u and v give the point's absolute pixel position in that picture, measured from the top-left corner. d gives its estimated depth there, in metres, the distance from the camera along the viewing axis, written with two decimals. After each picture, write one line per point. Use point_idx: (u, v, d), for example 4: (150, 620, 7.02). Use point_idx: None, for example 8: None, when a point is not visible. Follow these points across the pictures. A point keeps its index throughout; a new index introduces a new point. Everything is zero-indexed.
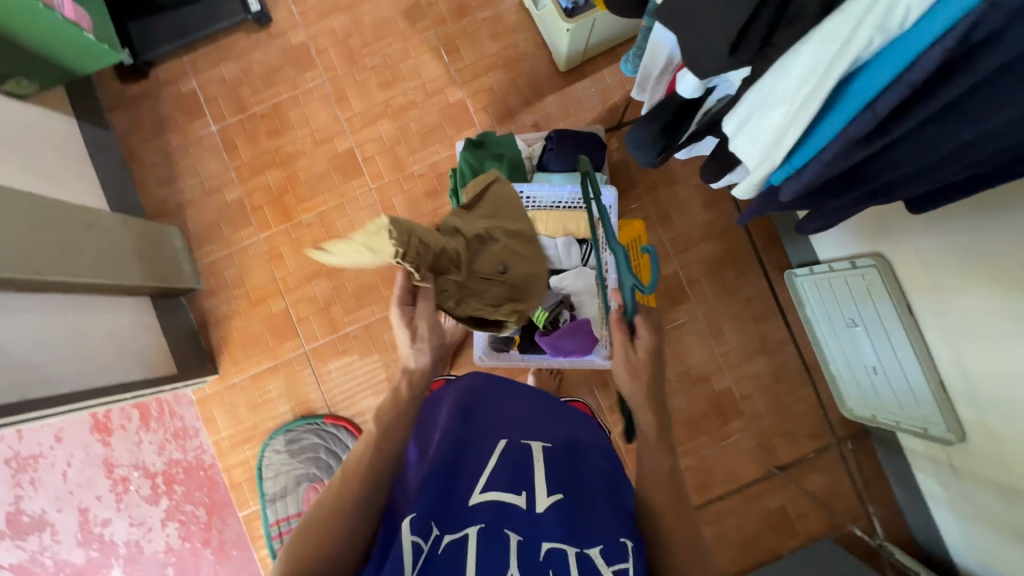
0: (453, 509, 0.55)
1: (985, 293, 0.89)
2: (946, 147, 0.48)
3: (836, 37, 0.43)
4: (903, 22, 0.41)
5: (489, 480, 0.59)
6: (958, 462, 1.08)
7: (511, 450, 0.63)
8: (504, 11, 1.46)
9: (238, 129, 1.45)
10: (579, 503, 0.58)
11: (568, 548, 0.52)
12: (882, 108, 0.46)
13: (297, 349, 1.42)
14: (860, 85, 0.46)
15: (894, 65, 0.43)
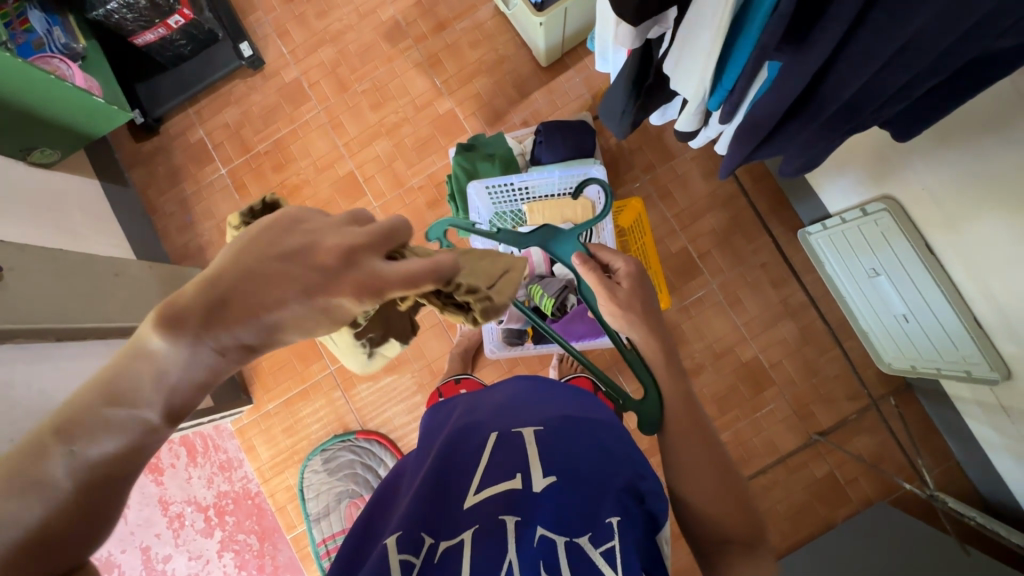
0: (449, 515, 0.55)
1: (1001, 215, 0.84)
2: (890, 52, 0.46)
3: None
4: None
5: (484, 477, 0.58)
6: (1008, 402, 1.02)
7: (503, 441, 0.63)
8: (481, 18, 1.49)
9: (245, 169, 1.53)
10: (576, 480, 0.57)
11: (557, 539, 0.52)
12: (785, 10, 0.44)
13: (324, 370, 1.47)
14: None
15: None
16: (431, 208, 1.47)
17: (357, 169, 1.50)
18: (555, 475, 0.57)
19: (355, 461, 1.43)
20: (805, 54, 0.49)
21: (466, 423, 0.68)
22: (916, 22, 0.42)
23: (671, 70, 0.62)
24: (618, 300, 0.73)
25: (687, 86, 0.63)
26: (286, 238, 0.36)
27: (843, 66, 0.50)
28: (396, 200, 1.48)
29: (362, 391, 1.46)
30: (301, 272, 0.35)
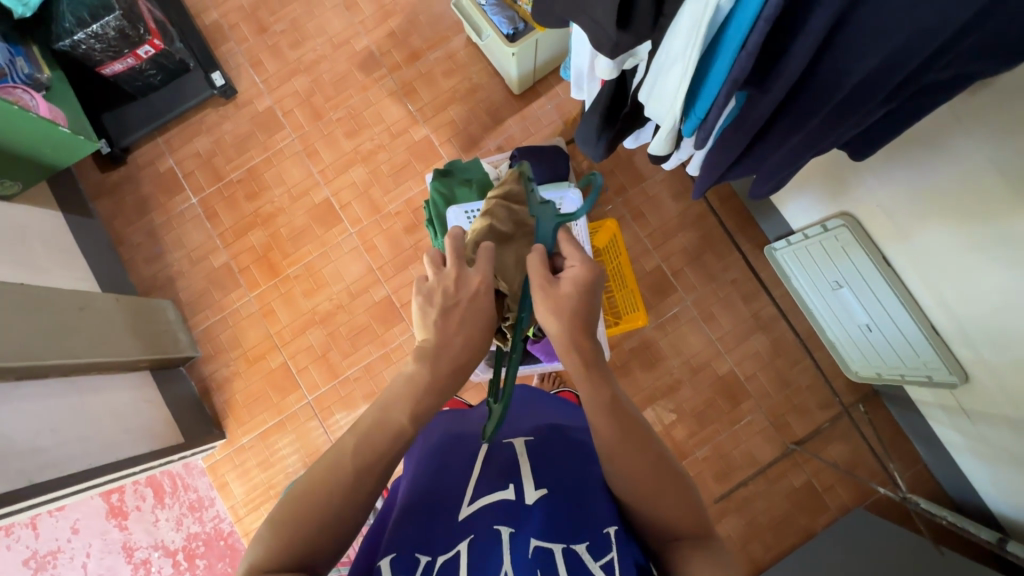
0: (442, 529, 0.54)
1: (949, 229, 0.91)
2: (847, 83, 0.50)
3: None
4: None
5: (477, 489, 0.58)
6: (968, 404, 1.07)
7: (495, 453, 0.63)
8: (454, 48, 1.54)
9: (217, 198, 1.51)
10: (568, 490, 0.57)
11: (554, 548, 0.50)
12: (752, 46, 0.48)
13: (301, 400, 1.43)
14: (734, 30, 0.50)
15: (751, 8, 0.47)
16: (408, 233, 1.47)
17: (333, 196, 1.50)
18: (548, 487, 0.57)
19: None
20: (772, 82, 0.52)
21: (454, 437, 0.68)
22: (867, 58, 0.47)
23: (647, 103, 0.66)
24: (545, 300, 0.58)
25: (662, 114, 0.66)
26: (454, 295, 0.59)
27: (806, 94, 0.54)
28: (373, 226, 1.48)
29: (341, 422, 1.42)
30: (464, 305, 0.58)
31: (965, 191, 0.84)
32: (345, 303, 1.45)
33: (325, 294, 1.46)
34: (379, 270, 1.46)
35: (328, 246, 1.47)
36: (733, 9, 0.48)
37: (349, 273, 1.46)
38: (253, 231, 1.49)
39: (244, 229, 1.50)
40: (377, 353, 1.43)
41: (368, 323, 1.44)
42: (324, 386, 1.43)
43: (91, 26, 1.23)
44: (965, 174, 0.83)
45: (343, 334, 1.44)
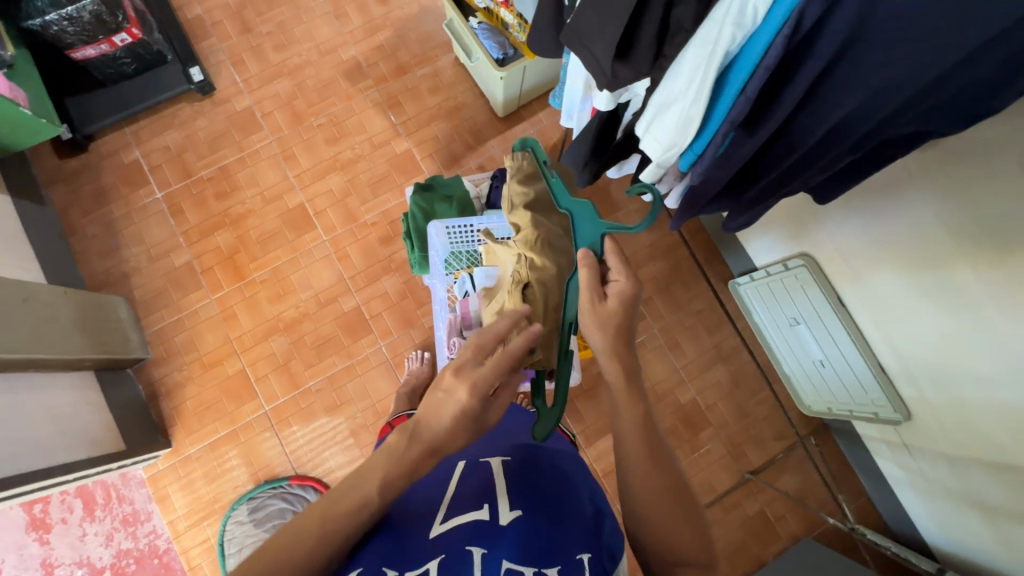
0: (411, 548, 0.52)
1: (898, 275, 0.99)
2: (822, 131, 0.54)
3: (706, 40, 0.50)
4: (754, 19, 0.48)
5: (450, 509, 0.57)
6: (910, 440, 1.14)
7: (472, 472, 0.63)
8: (441, 67, 1.56)
9: (184, 195, 1.46)
10: (541, 513, 0.56)
11: (525, 572, 0.49)
12: (751, 91, 0.52)
13: (257, 410, 1.37)
14: (734, 77, 0.54)
15: (753, 56, 0.50)
16: (383, 244, 1.46)
17: (308, 202, 1.47)
18: (522, 509, 0.56)
19: (286, 510, 1.31)
20: (762, 123, 0.56)
21: None
22: (840, 110, 0.51)
23: (640, 139, 0.67)
24: (594, 318, 0.60)
25: (658, 149, 0.65)
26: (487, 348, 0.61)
27: (784, 137, 0.58)
28: (347, 235, 1.46)
29: (299, 434, 1.36)
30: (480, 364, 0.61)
31: (912, 241, 0.92)
32: (312, 311, 1.41)
33: (292, 301, 1.42)
34: (350, 280, 1.43)
35: (299, 252, 1.44)
36: (735, 57, 0.52)
37: (320, 281, 1.43)
38: (220, 232, 1.44)
39: (210, 229, 1.44)
40: (342, 365, 1.39)
41: (335, 333, 1.40)
42: (284, 396, 1.37)
43: (66, 7, 1.19)
44: (914, 225, 0.91)
45: (308, 343, 1.40)
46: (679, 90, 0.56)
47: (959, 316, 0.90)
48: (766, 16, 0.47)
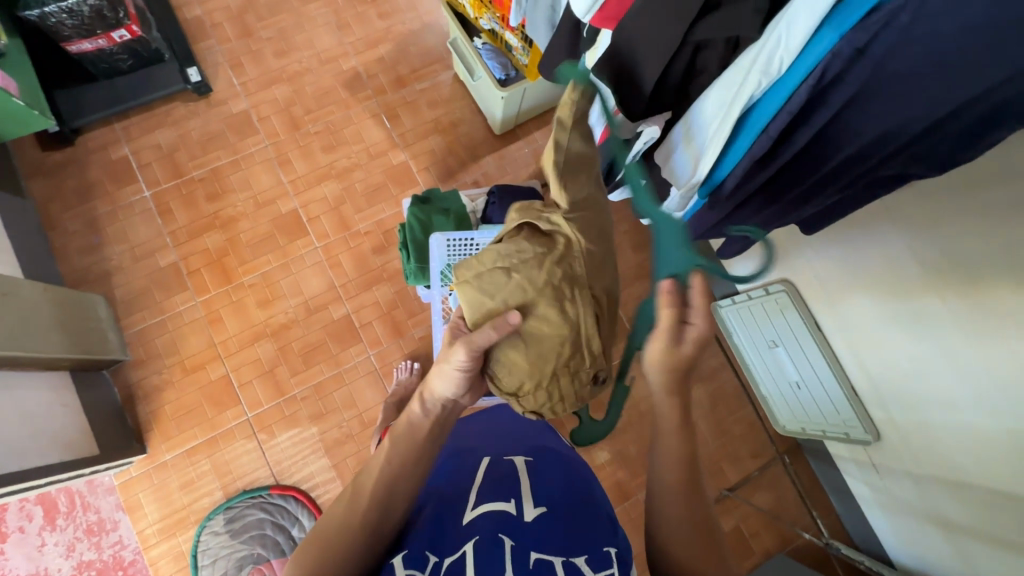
0: (448, 536, 0.59)
1: (871, 303, 1.05)
2: (826, 167, 0.60)
3: (733, 81, 0.56)
4: (781, 67, 0.53)
5: (479, 497, 0.64)
6: (878, 460, 1.21)
7: (496, 466, 0.70)
8: (441, 82, 1.59)
9: (173, 194, 1.44)
10: (563, 512, 0.62)
11: (555, 561, 0.54)
12: (774, 131, 0.57)
13: (239, 417, 1.34)
14: (757, 118, 0.58)
15: (778, 99, 0.56)
16: (375, 253, 1.46)
17: (301, 208, 1.46)
18: (546, 507, 0.62)
19: (265, 521, 1.28)
20: (777, 157, 0.62)
21: (457, 450, 0.76)
22: (844, 150, 0.57)
23: (660, 167, 0.71)
24: (660, 365, 0.57)
25: (678, 178, 0.69)
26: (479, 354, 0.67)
27: (792, 169, 0.64)
28: (340, 243, 1.46)
29: (281, 442, 1.34)
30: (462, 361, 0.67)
31: (885, 272, 0.99)
32: (300, 318, 1.40)
33: (280, 307, 1.40)
34: (341, 288, 1.43)
35: (290, 258, 1.43)
36: (760, 100, 0.57)
37: (310, 287, 1.42)
38: (209, 234, 1.42)
39: (199, 230, 1.42)
40: (329, 373, 1.37)
41: (323, 340, 1.39)
42: (267, 403, 1.35)
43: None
44: (888, 257, 0.98)
45: (295, 350, 1.38)
46: (705, 122, 0.62)
47: (928, 343, 0.96)
48: (792, 64, 0.53)
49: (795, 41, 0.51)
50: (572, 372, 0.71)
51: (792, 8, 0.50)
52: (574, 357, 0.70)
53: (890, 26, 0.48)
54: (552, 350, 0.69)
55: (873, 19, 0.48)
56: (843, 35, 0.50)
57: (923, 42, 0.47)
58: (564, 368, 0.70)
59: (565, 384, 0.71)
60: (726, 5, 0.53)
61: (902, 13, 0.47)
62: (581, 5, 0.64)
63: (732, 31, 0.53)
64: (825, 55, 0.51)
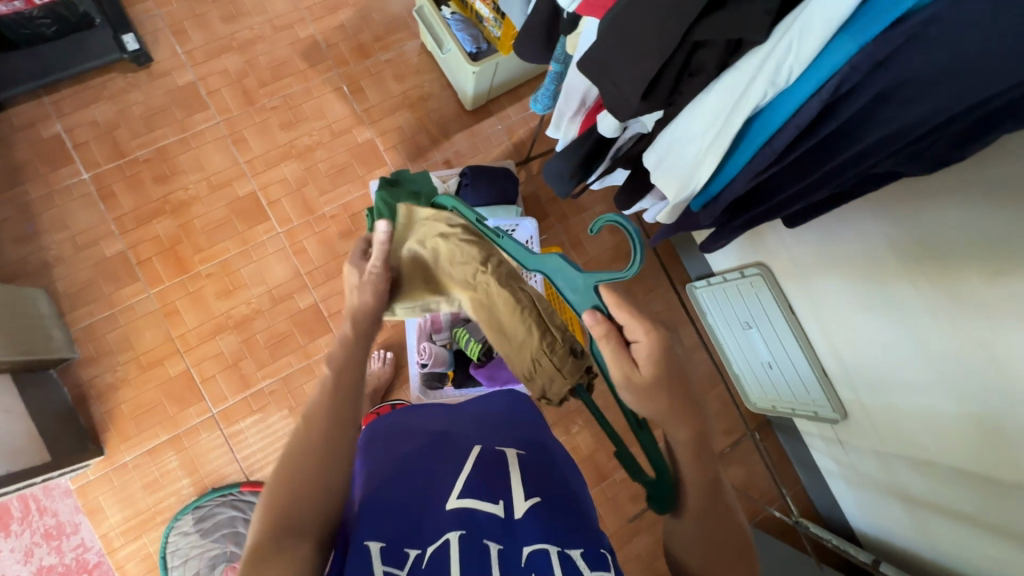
0: (429, 525, 0.56)
1: (845, 286, 1.06)
2: (819, 174, 0.60)
3: (735, 85, 0.53)
4: (789, 76, 0.50)
5: (466, 490, 0.60)
6: (844, 437, 1.25)
7: (486, 454, 0.66)
8: (406, 52, 1.48)
9: (116, 177, 1.32)
10: (554, 510, 0.60)
11: (550, 549, 0.55)
12: (778, 144, 0.56)
13: (203, 413, 1.28)
14: (761, 127, 0.56)
15: (784, 110, 0.53)
16: (343, 239, 1.38)
17: (260, 191, 1.37)
18: (536, 501, 0.60)
19: (236, 518, 1.25)
20: (774, 164, 0.60)
21: (443, 427, 0.71)
22: (845, 155, 0.55)
23: (649, 170, 0.67)
24: (637, 395, 0.57)
25: (668, 186, 0.66)
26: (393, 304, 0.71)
27: (791, 167, 0.62)
28: (304, 227, 1.38)
29: (249, 437, 1.28)
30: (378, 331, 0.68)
31: (862, 259, 1.00)
32: (264, 308, 1.33)
33: (242, 297, 1.32)
34: (307, 276, 1.35)
35: (250, 245, 1.34)
36: (765, 109, 0.55)
37: (273, 276, 1.34)
38: (159, 220, 1.32)
39: (147, 216, 1.32)
40: (298, 365, 1.32)
41: (290, 331, 1.33)
42: (233, 398, 1.29)
43: None
44: (866, 246, 0.98)
45: (260, 342, 1.32)
46: (702, 129, 0.58)
47: (897, 327, 0.98)
48: (801, 75, 0.50)
49: (807, 51, 0.48)
50: (551, 352, 0.67)
51: (806, 15, 0.47)
52: (547, 337, 0.68)
53: (916, 39, 0.44)
54: (524, 342, 0.68)
55: (899, 31, 0.45)
56: (863, 47, 0.46)
57: (945, 50, 0.43)
58: (540, 350, 0.67)
59: (548, 365, 0.67)
60: (731, 3, 0.47)
61: (930, 26, 0.43)
62: None
63: (738, 34, 0.47)
64: (841, 67, 0.48)
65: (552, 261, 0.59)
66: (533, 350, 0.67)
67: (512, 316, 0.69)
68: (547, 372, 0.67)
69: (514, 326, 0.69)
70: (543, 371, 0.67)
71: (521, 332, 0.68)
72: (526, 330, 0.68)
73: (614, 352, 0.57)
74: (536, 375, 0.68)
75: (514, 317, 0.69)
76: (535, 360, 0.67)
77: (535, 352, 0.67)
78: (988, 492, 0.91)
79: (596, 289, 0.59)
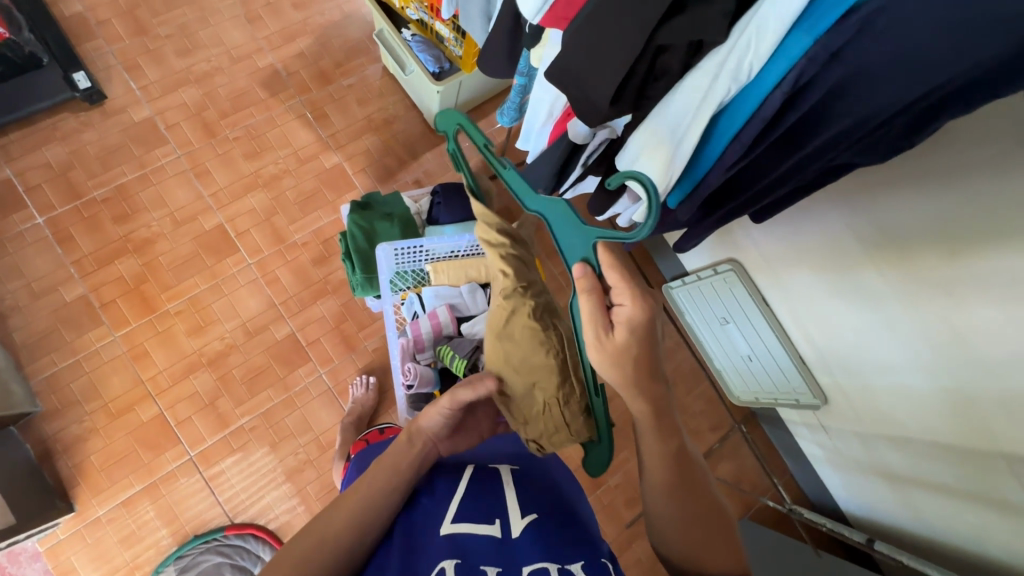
0: (424, 552, 0.55)
1: (813, 275, 1.10)
2: (787, 164, 0.62)
3: (699, 84, 0.55)
4: (751, 71, 0.53)
5: (461, 511, 0.59)
6: (827, 422, 1.28)
7: (480, 473, 0.66)
8: (369, 76, 1.48)
9: (73, 219, 1.27)
10: (553, 524, 0.60)
11: (550, 569, 0.54)
12: (746, 137, 0.58)
13: (180, 457, 1.22)
14: (728, 122, 0.58)
15: (749, 105, 0.56)
16: (316, 265, 1.36)
17: (227, 223, 1.34)
18: (533, 518, 0.59)
19: (222, 564, 1.19)
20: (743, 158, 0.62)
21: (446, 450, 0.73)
22: (810, 144, 0.57)
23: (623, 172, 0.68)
24: (604, 355, 0.56)
25: None
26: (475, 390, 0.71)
27: (759, 162, 0.64)
28: (275, 257, 1.35)
29: (230, 477, 1.23)
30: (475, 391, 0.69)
31: (828, 248, 1.03)
32: (238, 343, 1.29)
33: (215, 333, 1.28)
34: (282, 307, 1.32)
35: (220, 279, 1.31)
36: (730, 105, 0.57)
37: (246, 309, 1.31)
38: (121, 260, 1.28)
39: (109, 256, 1.27)
40: (278, 399, 1.28)
41: (267, 364, 1.29)
42: (211, 438, 1.24)
43: None
44: (830, 235, 1.02)
45: (236, 378, 1.27)
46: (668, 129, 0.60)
47: (865, 311, 1.02)
48: (762, 70, 0.53)
49: (765, 46, 0.50)
50: (564, 403, 0.68)
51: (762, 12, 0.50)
52: (564, 386, 0.69)
53: (865, 30, 0.48)
54: (539, 375, 0.70)
55: (849, 23, 0.48)
56: (818, 40, 0.49)
57: (892, 38, 0.46)
58: (556, 399, 0.69)
59: (559, 414, 0.69)
60: (691, 7, 0.50)
61: (877, 17, 0.47)
62: (530, 6, 0.60)
63: (698, 35, 0.50)
64: (799, 60, 0.51)
65: (554, 205, 0.56)
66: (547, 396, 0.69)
67: (535, 352, 0.70)
68: (564, 426, 0.69)
69: (533, 366, 0.70)
70: (557, 425, 0.69)
71: (540, 374, 0.70)
72: (547, 370, 0.69)
73: (595, 311, 0.55)
74: (547, 426, 0.70)
75: (540, 357, 0.70)
76: (551, 408, 0.69)
77: (552, 400, 0.69)
78: (967, 463, 0.94)
79: (593, 245, 0.56)
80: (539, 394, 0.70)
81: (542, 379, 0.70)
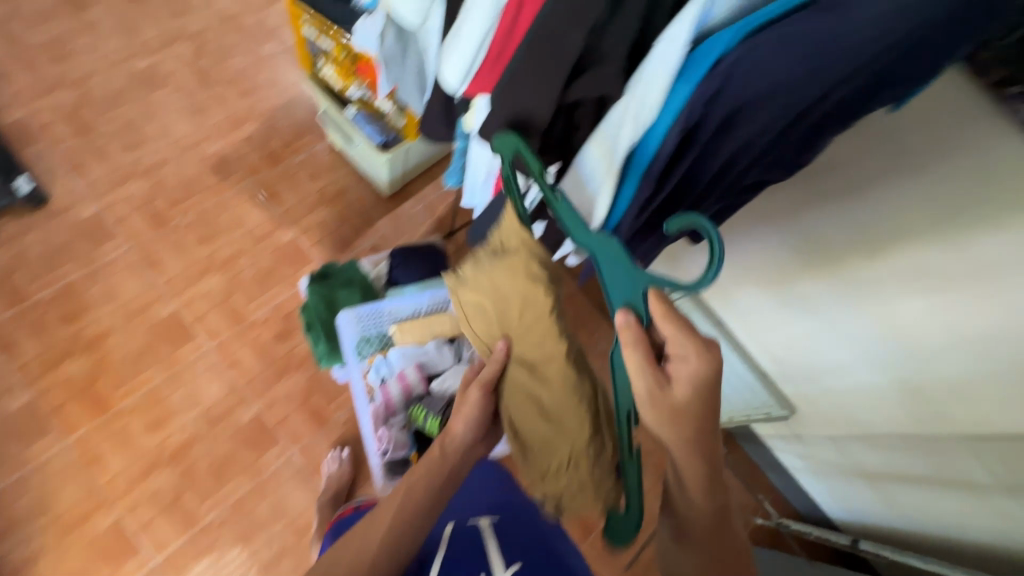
0: None
1: (760, 291, 1.17)
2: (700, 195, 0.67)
3: (607, 132, 0.61)
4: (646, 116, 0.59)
5: None
6: (800, 432, 1.30)
7: (461, 535, 0.67)
8: (318, 153, 1.53)
9: (18, 324, 1.23)
10: None
11: None
12: (654, 174, 0.62)
13: (141, 567, 1.13)
14: (638, 162, 0.64)
15: (652, 145, 0.61)
16: (278, 341, 1.34)
17: (182, 310, 1.32)
18: None
19: None
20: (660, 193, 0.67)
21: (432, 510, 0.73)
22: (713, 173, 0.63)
23: None
24: (658, 409, 0.50)
25: None
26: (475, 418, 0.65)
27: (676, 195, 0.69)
28: (235, 338, 1.32)
29: None
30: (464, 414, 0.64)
31: (768, 264, 1.11)
32: (201, 432, 1.24)
33: (175, 425, 1.23)
34: (245, 388, 1.29)
35: (178, 367, 1.27)
36: (637, 146, 0.63)
37: (208, 395, 1.26)
38: (71, 360, 1.23)
39: (57, 358, 1.23)
40: (247, 486, 1.22)
41: (234, 450, 1.24)
42: (176, 540, 1.16)
43: None
44: (766, 252, 1.09)
45: (201, 470, 1.21)
46: (594, 168, 0.66)
47: (813, 318, 1.08)
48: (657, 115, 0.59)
49: (654, 94, 0.57)
50: (596, 460, 0.57)
51: (648, 68, 0.56)
52: (596, 440, 0.57)
53: (734, 74, 0.54)
54: (568, 430, 0.58)
55: (719, 71, 0.54)
56: (696, 85, 0.56)
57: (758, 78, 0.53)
58: (584, 453, 0.58)
59: (585, 473, 0.58)
60: (590, 69, 0.57)
61: (739, 64, 0.54)
62: (454, 78, 0.67)
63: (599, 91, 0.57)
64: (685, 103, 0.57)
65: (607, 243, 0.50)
66: (578, 447, 0.58)
67: (556, 400, 0.59)
68: (594, 490, 0.58)
69: (557, 415, 0.59)
70: (585, 485, 0.58)
71: (568, 424, 0.58)
72: (576, 422, 0.58)
73: (645, 361, 0.50)
74: (574, 481, 0.58)
75: (567, 405, 0.58)
76: (581, 464, 0.58)
77: (583, 458, 0.58)
78: (932, 450, 0.98)
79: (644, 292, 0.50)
80: (566, 448, 0.59)
81: (569, 430, 0.58)
